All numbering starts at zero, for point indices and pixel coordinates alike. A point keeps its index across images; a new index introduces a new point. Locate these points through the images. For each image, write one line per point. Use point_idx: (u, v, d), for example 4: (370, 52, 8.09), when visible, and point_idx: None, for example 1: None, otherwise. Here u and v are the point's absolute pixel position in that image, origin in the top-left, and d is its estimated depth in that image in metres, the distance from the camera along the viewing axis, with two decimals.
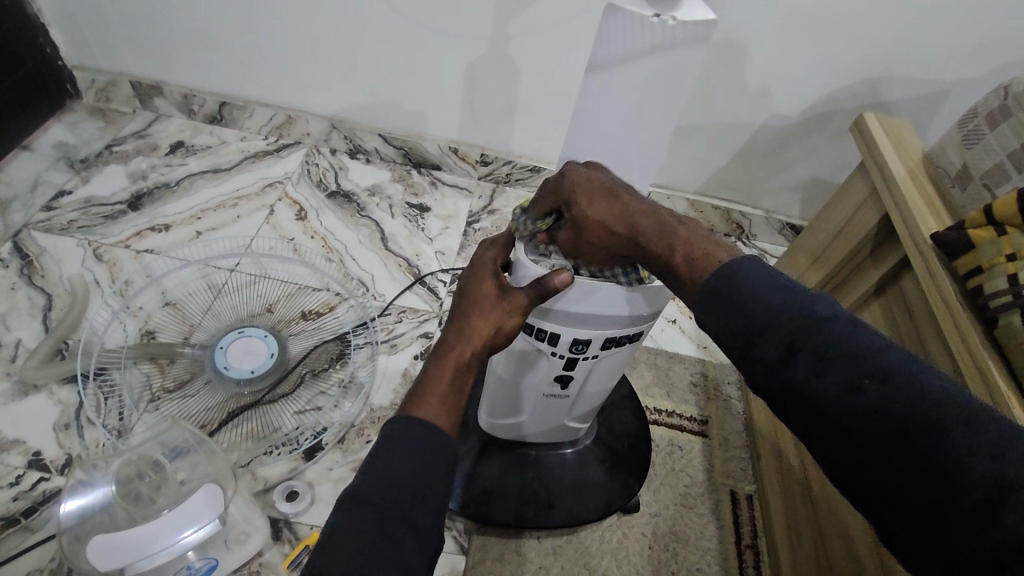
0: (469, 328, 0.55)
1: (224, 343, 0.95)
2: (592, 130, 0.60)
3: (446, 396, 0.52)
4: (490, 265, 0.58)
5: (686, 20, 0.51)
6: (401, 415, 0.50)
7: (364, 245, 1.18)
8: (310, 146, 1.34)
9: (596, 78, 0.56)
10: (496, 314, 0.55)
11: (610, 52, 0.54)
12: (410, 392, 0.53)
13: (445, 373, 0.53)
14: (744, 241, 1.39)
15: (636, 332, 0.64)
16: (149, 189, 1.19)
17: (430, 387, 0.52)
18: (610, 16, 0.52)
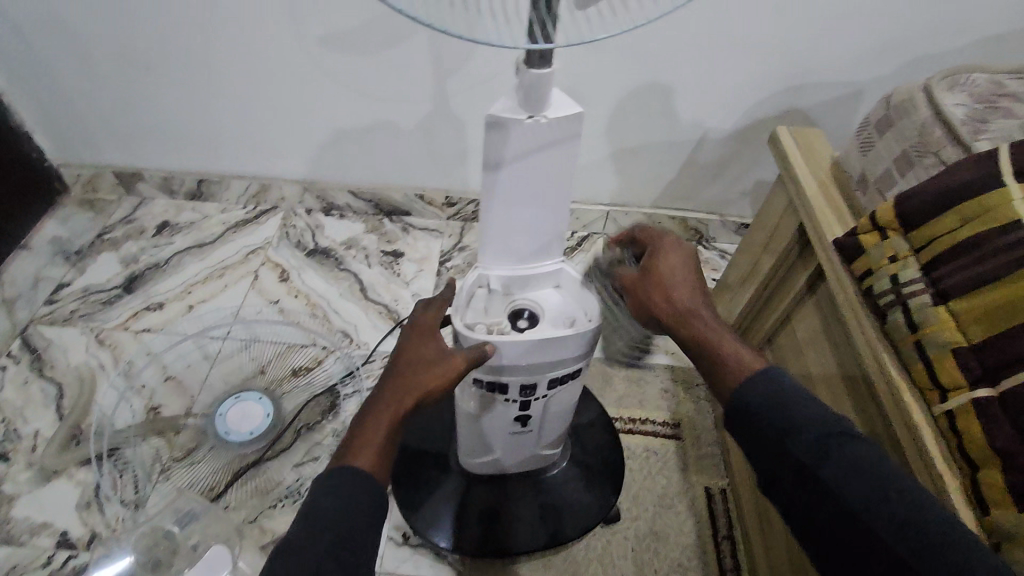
0: (406, 383, 0.59)
1: (222, 410, 1.03)
2: (500, 214, 0.66)
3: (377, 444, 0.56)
4: (429, 327, 0.63)
5: (558, 117, 0.57)
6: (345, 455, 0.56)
7: (345, 298, 1.27)
8: (286, 209, 1.43)
9: (494, 174, 0.61)
10: (431, 369, 0.59)
11: (499, 154, 0.59)
12: (346, 440, 0.57)
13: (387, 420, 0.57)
14: (704, 245, 1.47)
15: (576, 369, 0.71)
16: (141, 271, 1.28)
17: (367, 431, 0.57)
18: (492, 129, 0.56)
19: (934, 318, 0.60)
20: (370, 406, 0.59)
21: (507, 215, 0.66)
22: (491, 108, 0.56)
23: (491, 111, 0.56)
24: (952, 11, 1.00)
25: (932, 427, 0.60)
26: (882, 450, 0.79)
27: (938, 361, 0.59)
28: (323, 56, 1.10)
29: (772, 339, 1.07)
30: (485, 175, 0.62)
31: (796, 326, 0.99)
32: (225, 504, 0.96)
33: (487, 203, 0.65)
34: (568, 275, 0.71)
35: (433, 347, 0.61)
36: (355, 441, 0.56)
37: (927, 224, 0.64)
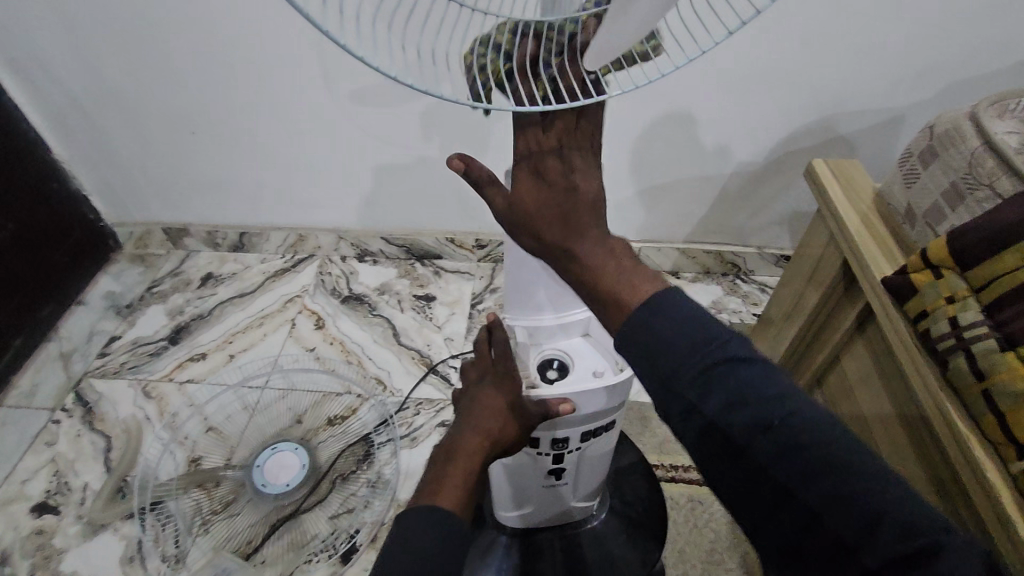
0: (475, 421, 0.58)
1: (260, 461, 1.04)
2: (525, 265, 0.64)
3: (466, 481, 0.55)
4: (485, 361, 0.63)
5: None
6: (422, 500, 0.53)
7: (379, 343, 1.28)
8: (322, 257, 1.47)
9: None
10: (490, 403, 0.59)
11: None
12: (423, 486, 0.56)
13: (466, 461, 0.56)
14: (742, 278, 1.42)
15: (610, 422, 0.68)
16: (186, 322, 1.32)
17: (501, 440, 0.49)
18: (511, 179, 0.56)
19: (1003, 365, 0.56)
20: (453, 443, 0.58)
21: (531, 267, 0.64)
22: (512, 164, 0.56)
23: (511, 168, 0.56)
24: (995, 31, 0.96)
25: (1010, 487, 0.54)
26: (952, 505, 0.72)
27: (1013, 414, 0.54)
28: (355, 112, 1.14)
29: (821, 379, 1.01)
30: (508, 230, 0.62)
31: (847, 366, 0.93)
32: (262, 558, 0.95)
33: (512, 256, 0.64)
34: (596, 324, 0.69)
35: (513, 388, 0.60)
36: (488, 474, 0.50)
37: (988, 262, 0.59)
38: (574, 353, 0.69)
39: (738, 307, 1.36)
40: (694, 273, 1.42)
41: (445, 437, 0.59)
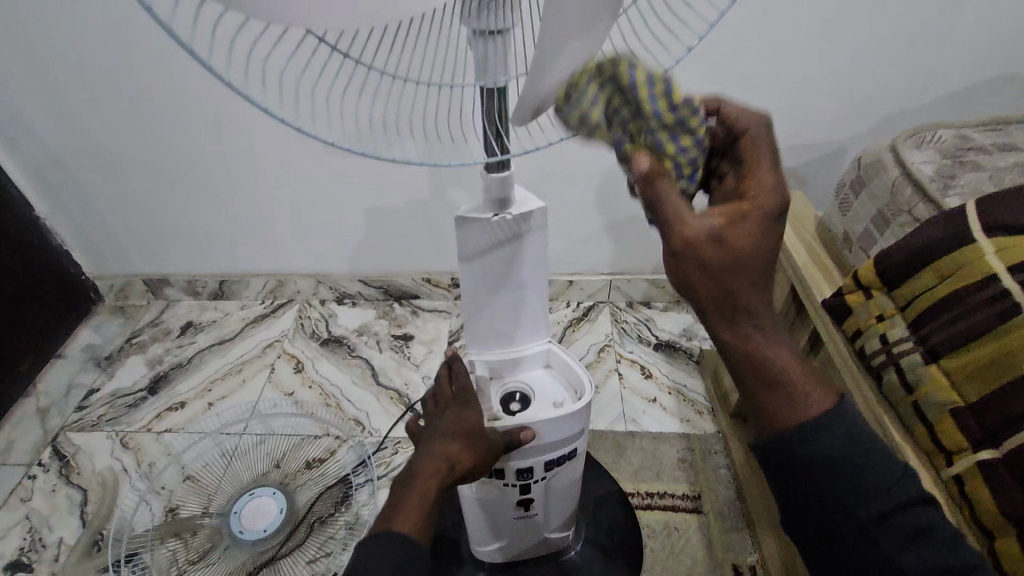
0: (434, 450, 0.60)
1: (237, 508, 1.04)
2: (483, 304, 0.68)
3: (423, 506, 0.58)
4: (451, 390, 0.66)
5: (523, 214, 0.60)
6: (381, 528, 0.57)
7: (357, 384, 1.29)
8: (302, 301, 1.50)
9: (471, 268, 0.65)
10: (449, 433, 0.61)
11: (474, 250, 0.63)
12: (384, 510, 0.59)
13: (424, 488, 0.59)
14: None
15: (572, 450, 0.71)
16: (165, 371, 1.33)
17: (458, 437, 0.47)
18: (461, 228, 0.60)
19: (928, 378, 0.60)
20: (413, 472, 0.60)
21: (488, 303, 0.68)
22: (460, 211, 0.60)
23: (459, 216, 0.60)
24: (918, 69, 1.04)
25: (943, 493, 0.58)
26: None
27: (940, 423, 0.58)
28: (329, 162, 1.19)
29: None
30: (461, 272, 0.65)
31: None
32: None
33: (467, 296, 0.68)
34: (555, 355, 0.72)
35: (472, 420, 0.62)
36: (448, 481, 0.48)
37: (910, 282, 0.64)
38: (535, 384, 0.72)
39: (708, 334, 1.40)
40: (665, 302, 1.47)
41: (407, 463, 0.62)
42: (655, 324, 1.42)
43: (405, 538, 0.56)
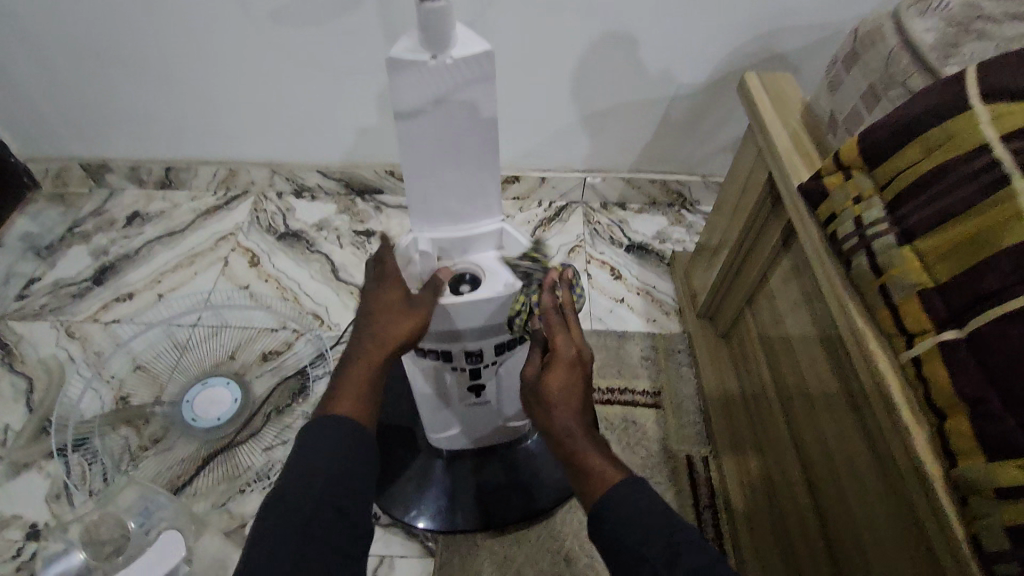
0: (372, 332, 0.57)
1: (189, 397, 1.02)
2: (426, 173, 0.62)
3: (361, 391, 0.56)
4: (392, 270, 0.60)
5: (465, 58, 0.53)
6: (319, 416, 0.55)
7: (316, 279, 1.24)
8: (257, 193, 1.40)
9: (410, 127, 0.58)
10: (384, 319, 0.57)
11: (412, 104, 0.56)
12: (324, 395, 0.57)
13: (359, 375, 0.56)
14: (688, 209, 1.40)
15: (524, 332, 0.68)
16: (111, 262, 1.26)
17: (340, 388, 0.56)
18: (393, 72, 0.53)
19: (900, 259, 0.55)
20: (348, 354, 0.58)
21: (434, 173, 0.62)
22: (392, 52, 0.52)
23: (391, 58, 0.53)
24: None
25: (901, 374, 0.55)
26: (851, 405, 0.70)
27: (906, 305, 0.54)
28: (273, 32, 1.06)
29: (753, 296, 1.00)
30: (399, 132, 0.59)
31: (772, 283, 0.93)
32: (193, 492, 0.94)
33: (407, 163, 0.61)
34: (510, 234, 0.66)
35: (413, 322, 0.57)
36: (332, 400, 0.56)
37: (894, 159, 0.59)
38: (486, 265, 0.67)
39: (682, 238, 1.35)
40: (640, 204, 1.41)
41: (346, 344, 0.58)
42: (628, 226, 1.37)
43: (350, 420, 0.54)
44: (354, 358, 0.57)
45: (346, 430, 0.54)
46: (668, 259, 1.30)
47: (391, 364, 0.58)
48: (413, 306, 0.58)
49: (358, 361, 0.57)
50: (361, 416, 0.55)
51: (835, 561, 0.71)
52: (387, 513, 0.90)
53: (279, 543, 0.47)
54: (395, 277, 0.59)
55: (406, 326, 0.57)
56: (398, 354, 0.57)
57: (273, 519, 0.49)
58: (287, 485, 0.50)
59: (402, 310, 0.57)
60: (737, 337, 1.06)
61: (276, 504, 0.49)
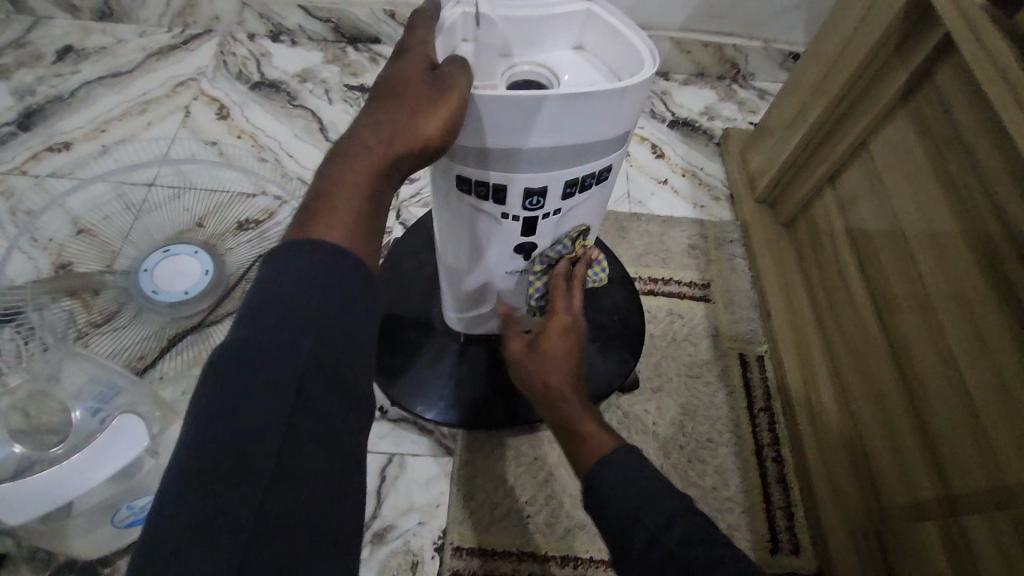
0: (384, 127, 0.41)
1: (147, 265, 0.81)
2: None
3: (361, 201, 0.38)
4: (421, 54, 0.43)
5: None
6: (296, 235, 0.37)
7: (302, 139, 1.02)
8: (223, 33, 1.14)
9: None
10: (404, 109, 0.41)
11: None
12: (301, 213, 0.39)
13: (358, 178, 0.39)
14: (740, 83, 1.20)
15: (604, 169, 0.51)
16: (39, 104, 1.01)
17: (332, 188, 0.38)
18: None
19: None
20: (340, 150, 0.41)
21: None
22: None
23: None
24: None
25: None
26: (1007, 284, 0.55)
27: None
28: None
29: (838, 172, 0.82)
30: None
31: (878, 151, 0.75)
32: (159, 375, 0.78)
33: None
34: (594, 24, 0.48)
35: (443, 116, 0.40)
36: (315, 208, 0.38)
37: None
38: (561, 68, 0.48)
39: (733, 115, 1.15)
40: (687, 74, 1.19)
41: (338, 140, 0.42)
42: (671, 99, 1.16)
43: (343, 247, 0.37)
44: (345, 157, 0.40)
45: (346, 262, 0.36)
46: (717, 138, 1.12)
47: (399, 177, 0.42)
48: (438, 85, 0.41)
49: (357, 160, 0.39)
50: (357, 237, 0.38)
51: (941, 469, 0.60)
52: (396, 405, 0.75)
53: (240, 437, 0.29)
54: (424, 56, 0.43)
55: (432, 114, 0.40)
56: (415, 160, 0.42)
57: (230, 402, 0.30)
58: (251, 353, 0.31)
59: (424, 93, 0.41)
60: (805, 223, 0.90)
61: (234, 378, 0.31)
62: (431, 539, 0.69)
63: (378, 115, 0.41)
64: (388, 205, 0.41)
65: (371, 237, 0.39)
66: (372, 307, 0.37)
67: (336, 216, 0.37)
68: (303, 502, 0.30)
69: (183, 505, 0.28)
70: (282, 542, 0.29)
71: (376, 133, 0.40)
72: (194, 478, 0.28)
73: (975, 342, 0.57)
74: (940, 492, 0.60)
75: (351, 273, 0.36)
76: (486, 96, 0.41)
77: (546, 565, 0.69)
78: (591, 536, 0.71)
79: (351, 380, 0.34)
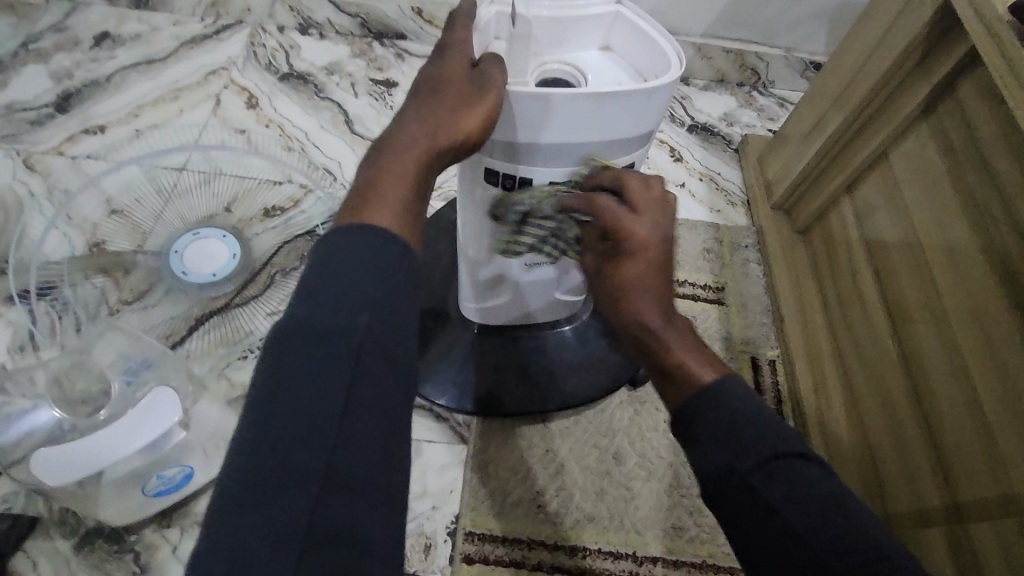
0: (427, 123, 0.44)
1: (178, 247, 0.84)
2: None
3: (404, 189, 0.41)
4: (462, 55, 0.46)
5: None
6: (346, 219, 0.39)
7: (328, 131, 1.05)
8: (254, 25, 1.16)
9: None
10: (446, 104, 0.44)
11: None
12: (351, 199, 0.42)
13: (404, 169, 0.42)
14: (760, 91, 1.21)
15: (626, 166, 0.52)
16: (75, 89, 1.04)
17: (380, 179, 0.41)
18: None
19: None
20: (387, 144, 0.44)
21: None
22: None
23: None
24: None
25: None
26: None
27: None
28: None
29: (856, 181, 0.84)
30: None
31: (897, 161, 0.76)
32: (186, 353, 0.79)
33: None
34: (623, 25, 0.49)
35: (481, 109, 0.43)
36: (361, 195, 0.41)
37: None
38: (587, 66, 0.50)
39: (752, 122, 1.16)
40: (707, 80, 1.20)
41: (384, 135, 0.45)
42: (691, 104, 1.18)
43: (387, 228, 0.39)
44: (393, 151, 0.43)
45: (390, 250, 0.38)
46: (735, 144, 1.13)
47: (441, 167, 0.45)
48: (477, 82, 0.44)
49: (404, 151, 0.43)
50: (401, 221, 0.40)
51: (948, 476, 0.61)
52: (412, 391, 0.77)
53: (295, 410, 0.32)
54: (463, 55, 0.46)
55: (471, 109, 0.43)
56: (458, 150, 0.44)
57: (285, 376, 0.33)
58: (305, 343, 0.34)
59: (464, 90, 0.44)
60: (820, 231, 0.91)
61: (290, 361, 0.33)
62: (444, 523, 0.71)
63: (421, 112, 0.45)
64: (429, 194, 0.44)
65: (417, 222, 0.41)
66: (415, 294, 0.39)
67: (381, 202, 0.40)
68: (363, 484, 0.32)
69: (251, 485, 0.30)
70: (340, 524, 0.30)
71: (422, 127, 0.44)
72: (259, 460, 0.31)
73: (987, 354, 0.59)
74: (947, 499, 0.61)
75: (392, 255, 0.38)
76: (519, 94, 0.43)
77: (555, 553, 0.71)
78: (600, 528, 0.73)
79: (400, 367, 0.36)
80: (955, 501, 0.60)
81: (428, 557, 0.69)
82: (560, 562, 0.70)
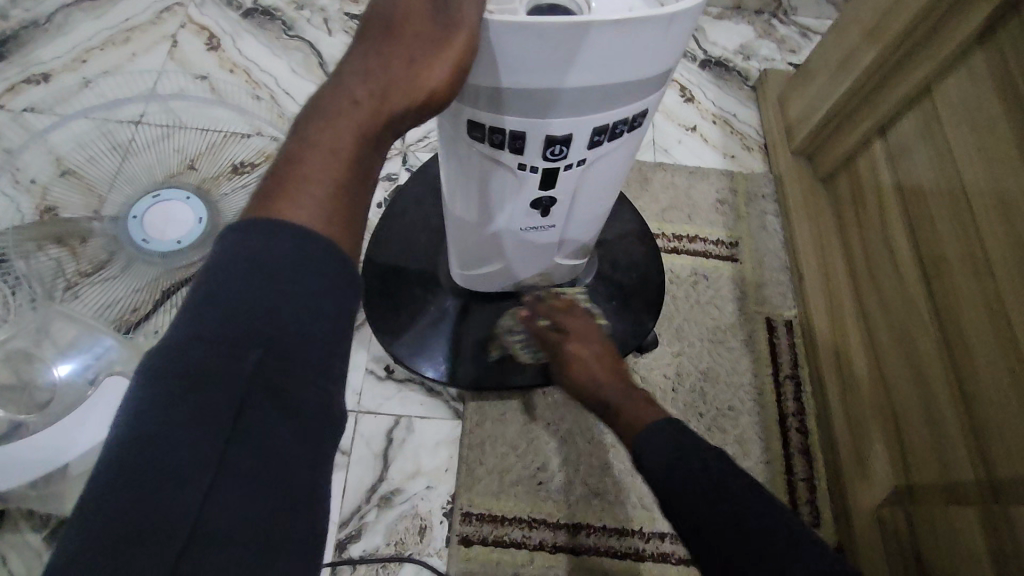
0: (372, 79, 0.36)
1: (137, 212, 0.76)
2: None
3: (337, 167, 0.33)
4: None
5: None
6: (262, 205, 0.31)
7: (300, 75, 0.94)
8: None
9: None
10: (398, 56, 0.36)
11: None
12: (270, 177, 0.33)
13: (338, 139, 0.34)
14: (780, 19, 1.08)
15: (639, 114, 0.44)
16: (13, 31, 0.92)
17: (307, 154, 0.33)
18: None
19: None
20: (320, 105, 0.35)
21: None
22: None
23: None
24: None
25: None
26: None
27: None
28: None
29: (891, 121, 0.74)
30: None
31: (941, 96, 0.67)
32: (154, 330, 0.75)
33: None
34: None
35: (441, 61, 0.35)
36: (289, 172, 0.33)
37: None
38: None
39: (771, 54, 1.04)
40: (722, 7, 1.08)
41: (318, 92, 0.36)
42: (704, 35, 1.06)
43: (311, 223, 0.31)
44: (326, 113, 0.35)
45: (317, 249, 0.31)
46: (752, 81, 1.02)
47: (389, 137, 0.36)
48: (439, 26, 0.35)
49: (341, 117, 0.34)
50: (329, 211, 0.32)
51: (984, 450, 0.56)
52: (402, 365, 0.72)
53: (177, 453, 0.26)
54: None
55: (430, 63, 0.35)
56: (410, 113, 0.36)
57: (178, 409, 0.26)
58: (189, 365, 0.27)
59: (423, 38, 0.36)
60: (846, 179, 0.82)
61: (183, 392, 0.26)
62: (439, 504, 0.67)
63: (368, 66, 0.36)
64: (375, 171, 0.36)
65: (355, 208, 0.33)
66: (352, 300, 0.32)
67: (305, 187, 0.32)
68: (255, 536, 0.27)
69: (103, 550, 0.23)
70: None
71: (366, 86, 0.35)
72: (117, 515, 0.24)
73: None
74: (982, 474, 0.56)
75: (322, 255, 0.31)
76: (507, 26, 0.34)
77: (558, 532, 0.67)
78: (605, 504, 0.69)
79: (319, 394, 0.30)
80: (989, 481, 0.55)
81: (423, 539, 0.66)
82: (563, 542, 0.67)
